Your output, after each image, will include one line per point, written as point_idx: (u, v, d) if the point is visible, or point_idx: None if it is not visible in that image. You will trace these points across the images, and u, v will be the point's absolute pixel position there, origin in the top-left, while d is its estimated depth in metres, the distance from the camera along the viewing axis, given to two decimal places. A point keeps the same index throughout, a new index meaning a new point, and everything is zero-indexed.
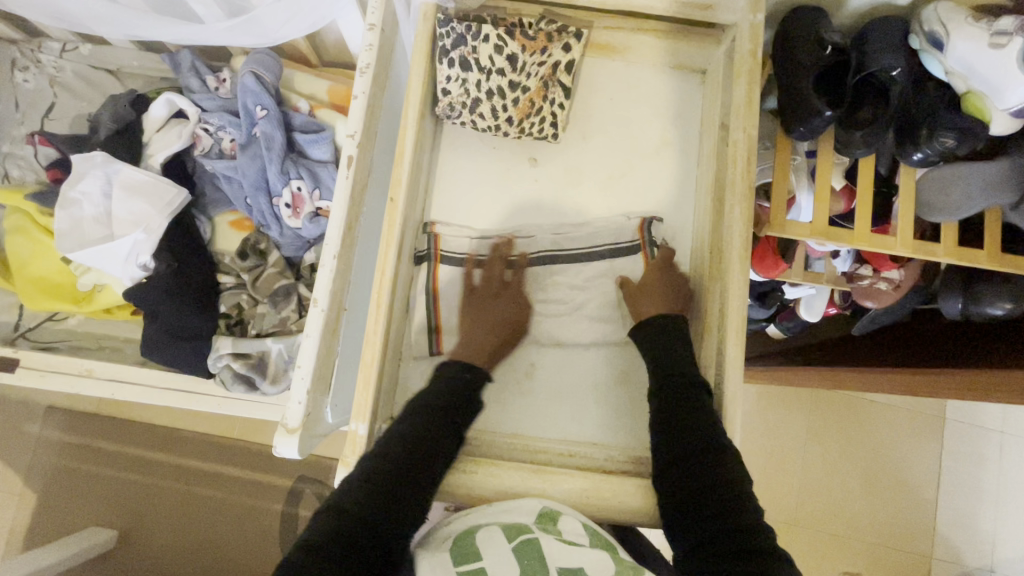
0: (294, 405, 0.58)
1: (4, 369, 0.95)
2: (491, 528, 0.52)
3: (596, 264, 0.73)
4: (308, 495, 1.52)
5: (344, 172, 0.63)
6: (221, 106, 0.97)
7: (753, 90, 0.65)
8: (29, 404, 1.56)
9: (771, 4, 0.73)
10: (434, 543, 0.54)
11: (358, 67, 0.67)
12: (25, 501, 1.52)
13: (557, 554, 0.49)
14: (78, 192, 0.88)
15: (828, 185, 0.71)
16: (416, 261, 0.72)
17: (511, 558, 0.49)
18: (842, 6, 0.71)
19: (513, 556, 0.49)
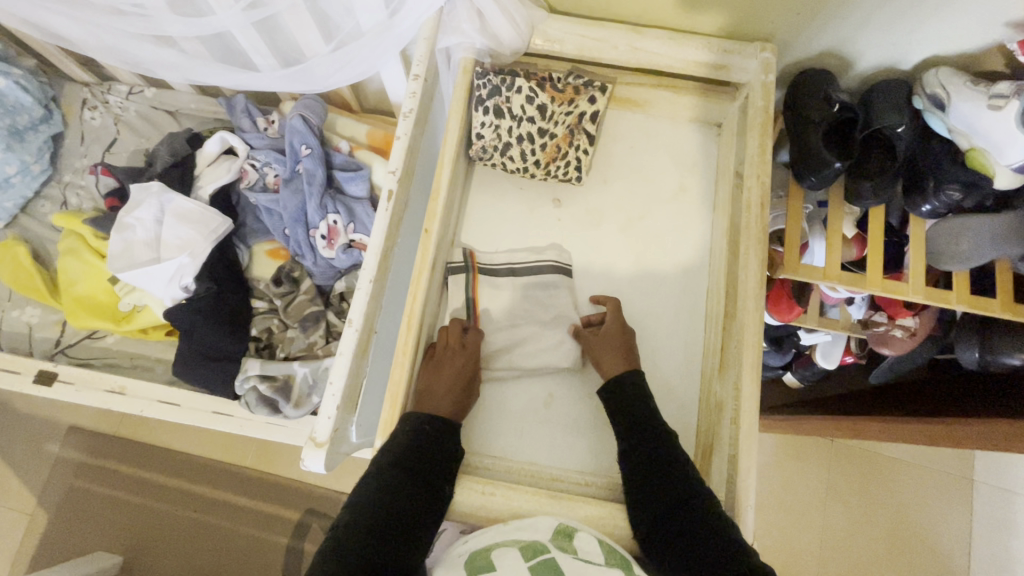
0: (325, 419, 0.61)
1: (42, 382, 1.00)
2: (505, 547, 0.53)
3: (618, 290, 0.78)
4: (315, 529, 1.50)
5: (384, 206, 0.68)
6: (268, 144, 1.05)
7: (765, 142, 0.70)
8: (51, 422, 1.59)
9: (781, 67, 0.79)
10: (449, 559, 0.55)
11: (401, 112, 0.74)
12: (35, 521, 1.52)
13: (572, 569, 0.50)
14: (133, 218, 0.95)
15: (839, 233, 0.75)
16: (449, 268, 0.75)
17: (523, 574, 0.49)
18: (848, 69, 0.77)
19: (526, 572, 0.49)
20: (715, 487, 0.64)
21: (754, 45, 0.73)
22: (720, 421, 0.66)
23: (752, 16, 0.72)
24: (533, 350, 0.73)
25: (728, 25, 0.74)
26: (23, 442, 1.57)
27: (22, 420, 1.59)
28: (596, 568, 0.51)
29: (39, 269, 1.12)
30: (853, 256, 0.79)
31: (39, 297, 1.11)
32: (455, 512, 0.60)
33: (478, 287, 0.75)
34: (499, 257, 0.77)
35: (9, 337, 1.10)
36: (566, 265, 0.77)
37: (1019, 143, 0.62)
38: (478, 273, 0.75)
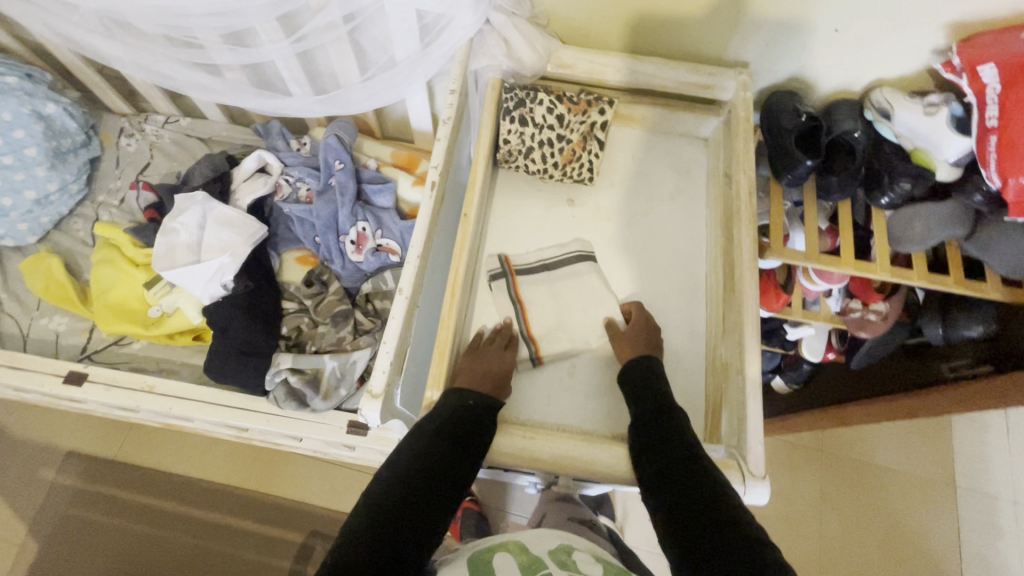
0: (379, 373, 0.67)
1: (71, 382, 1.03)
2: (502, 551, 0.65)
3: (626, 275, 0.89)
4: (319, 551, 1.48)
5: (427, 195, 0.78)
6: (302, 162, 1.16)
7: (749, 145, 0.84)
8: (48, 448, 1.56)
9: (756, 90, 0.94)
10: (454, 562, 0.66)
11: (439, 120, 0.85)
12: (24, 552, 1.47)
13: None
14: (177, 223, 1.03)
15: (815, 223, 0.87)
16: (492, 276, 0.84)
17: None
18: (811, 91, 0.92)
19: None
20: (726, 438, 0.72)
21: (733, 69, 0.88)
22: (727, 378, 0.74)
23: (730, 46, 0.87)
24: (557, 324, 0.82)
25: (710, 54, 0.90)
26: (16, 468, 1.54)
27: (17, 446, 1.55)
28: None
29: (71, 281, 1.17)
30: (828, 245, 0.91)
31: (69, 306, 1.15)
32: (497, 456, 0.67)
33: (520, 289, 0.84)
34: (531, 256, 0.87)
35: (36, 345, 1.13)
36: (590, 252, 0.87)
37: (955, 141, 0.77)
38: (517, 274, 0.85)
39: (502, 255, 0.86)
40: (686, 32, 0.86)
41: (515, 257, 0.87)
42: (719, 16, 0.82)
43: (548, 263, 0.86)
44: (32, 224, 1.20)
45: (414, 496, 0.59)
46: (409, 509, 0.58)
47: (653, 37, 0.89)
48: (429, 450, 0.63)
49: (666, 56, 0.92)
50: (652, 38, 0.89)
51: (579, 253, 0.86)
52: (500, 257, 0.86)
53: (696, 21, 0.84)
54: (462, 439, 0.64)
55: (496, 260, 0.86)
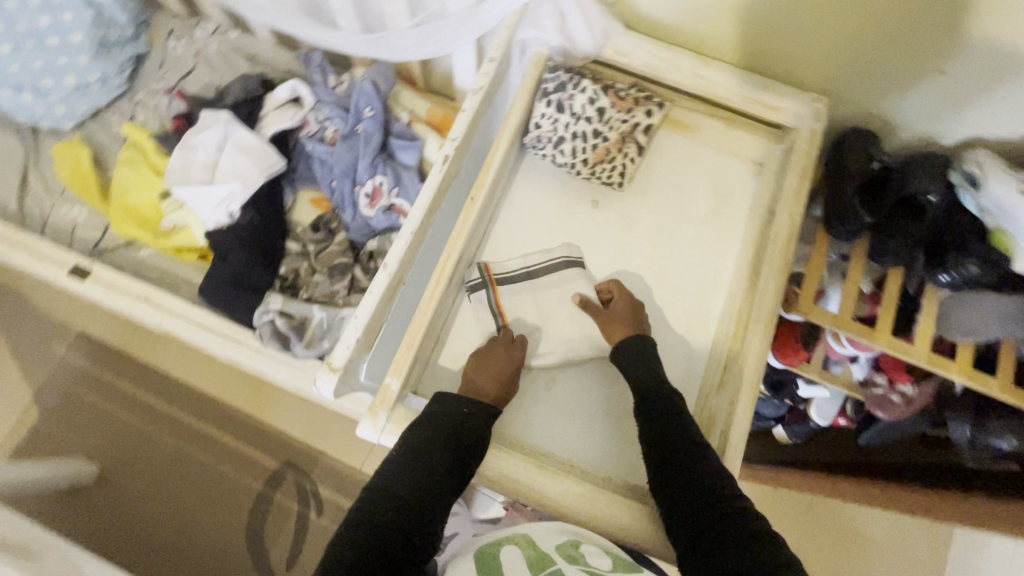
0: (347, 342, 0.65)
1: (76, 276, 1.05)
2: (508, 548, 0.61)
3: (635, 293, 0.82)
4: (288, 481, 1.53)
5: (437, 169, 0.73)
6: (335, 101, 1.11)
7: (803, 184, 0.75)
8: (64, 325, 1.64)
9: (830, 121, 0.83)
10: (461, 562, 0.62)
11: (470, 89, 0.79)
12: (26, 415, 1.56)
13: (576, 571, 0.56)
14: (198, 140, 1.01)
15: (854, 286, 0.79)
16: (472, 288, 0.78)
17: None
18: (894, 135, 0.80)
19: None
20: None
21: (807, 95, 0.78)
22: (710, 433, 0.69)
23: (812, 66, 0.76)
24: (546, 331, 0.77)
25: (787, 72, 0.79)
26: (32, 338, 1.62)
27: (36, 318, 1.64)
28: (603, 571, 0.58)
29: (96, 175, 1.18)
30: (865, 312, 0.82)
31: (90, 199, 1.16)
32: None
33: (500, 297, 0.77)
34: (512, 264, 0.80)
35: (54, 231, 1.16)
36: (575, 256, 0.81)
37: None
38: (498, 286, 0.78)
39: (481, 264, 0.79)
40: (765, 42, 0.76)
41: (496, 266, 0.79)
42: (807, 30, 0.71)
43: (533, 274, 0.79)
44: (70, 111, 1.21)
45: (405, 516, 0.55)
46: (402, 530, 0.54)
47: (726, 41, 0.78)
48: (417, 457, 0.58)
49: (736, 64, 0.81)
50: (726, 41, 0.78)
51: (564, 260, 0.80)
52: (482, 266, 0.79)
53: (779, 32, 0.73)
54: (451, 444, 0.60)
55: (474, 269, 0.79)
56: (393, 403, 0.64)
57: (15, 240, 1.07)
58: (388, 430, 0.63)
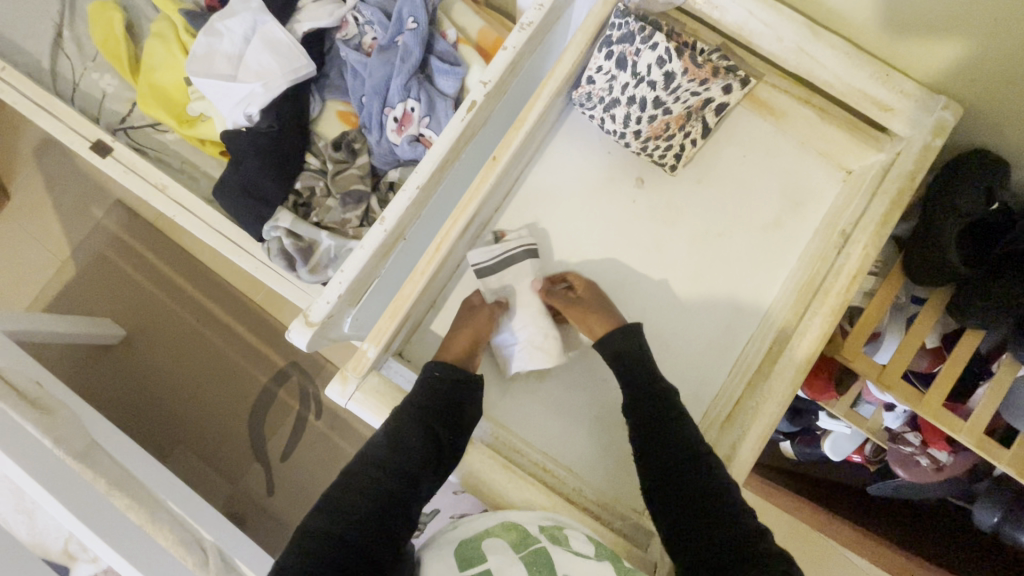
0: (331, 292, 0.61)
1: (97, 152, 1.02)
2: (490, 527, 0.57)
3: (660, 295, 0.73)
4: (293, 382, 1.58)
5: (460, 116, 0.64)
6: (378, 3, 0.98)
7: (893, 212, 0.61)
8: (102, 189, 1.67)
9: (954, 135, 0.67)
10: (440, 541, 0.58)
11: (519, 21, 0.66)
12: (64, 270, 1.64)
13: (563, 562, 0.51)
14: (224, 26, 0.92)
15: (917, 338, 0.67)
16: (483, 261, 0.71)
17: (517, 562, 0.51)
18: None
19: (520, 561, 0.51)
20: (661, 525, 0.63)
21: (936, 99, 0.62)
22: None
23: (957, 65, 0.60)
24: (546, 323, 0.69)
25: (922, 65, 0.62)
26: (74, 196, 1.67)
27: (79, 176, 1.67)
28: (588, 563, 0.52)
29: (127, 43, 1.12)
30: (921, 368, 0.72)
31: (120, 70, 1.11)
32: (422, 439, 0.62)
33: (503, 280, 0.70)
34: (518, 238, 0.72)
35: (83, 97, 1.12)
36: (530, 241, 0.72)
37: None
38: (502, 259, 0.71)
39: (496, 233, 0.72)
40: (901, 21, 0.59)
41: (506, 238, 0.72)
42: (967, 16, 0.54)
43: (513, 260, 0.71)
44: None
45: (394, 493, 0.56)
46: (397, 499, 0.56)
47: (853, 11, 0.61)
48: (402, 432, 0.58)
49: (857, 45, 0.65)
50: (850, 12, 0.61)
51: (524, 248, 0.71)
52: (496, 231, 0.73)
53: (926, 14, 0.56)
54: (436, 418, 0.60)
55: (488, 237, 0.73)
56: (366, 371, 0.61)
57: (42, 101, 1.04)
58: (356, 399, 0.61)
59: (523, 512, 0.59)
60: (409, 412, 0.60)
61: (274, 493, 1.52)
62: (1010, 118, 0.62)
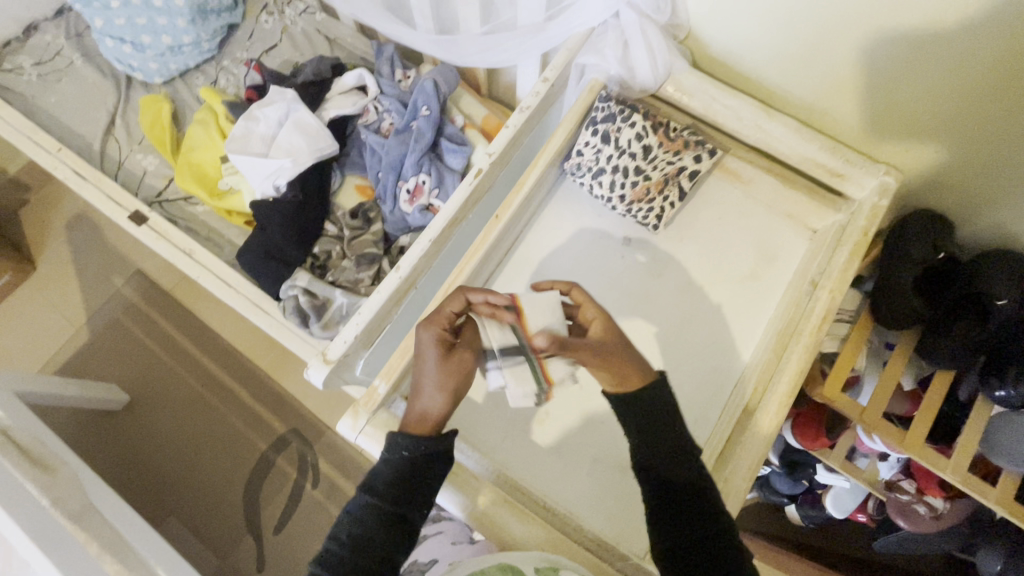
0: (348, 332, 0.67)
1: (134, 220, 1.13)
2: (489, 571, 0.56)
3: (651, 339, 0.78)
4: (292, 449, 1.57)
5: (469, 181, 0.74)
6: (396, 95, 1.13)
7: (853, 263, 0.69)
8: (125, 260, 1.78)
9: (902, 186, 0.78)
10: None
11: (519, 105, 0.78)
12: (78, 336, 1.70)
13: None
14: (261, 113, 1.05)
15: (892, 380, 0.72)
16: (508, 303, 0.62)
17: None
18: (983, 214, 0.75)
19: None
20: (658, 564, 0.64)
21: (878, 166, 0.71)
22: None
23: (925, 165, 0.74)
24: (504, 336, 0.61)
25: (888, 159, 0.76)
26: (97, 266, 1.77)
27: (105, 248, 1.78)
28: None
29: (172, 128, 1.27)
30: (903, 411, 0.76)
31: (161, 151, 1.25)
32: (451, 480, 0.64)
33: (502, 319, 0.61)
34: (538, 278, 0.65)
35: (126, 174, 1.25)
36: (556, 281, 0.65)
37: None
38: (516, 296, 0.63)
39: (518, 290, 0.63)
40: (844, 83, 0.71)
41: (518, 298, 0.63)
42: (933, 116, 0.68)
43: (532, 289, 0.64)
44: (161, 67, 1.30)
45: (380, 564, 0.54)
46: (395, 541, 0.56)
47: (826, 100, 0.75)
48: (391, 479, 0.57)
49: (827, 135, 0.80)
50: (828, 106, 0.76)
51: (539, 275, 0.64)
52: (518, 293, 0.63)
53: (890, 114, 0.71)
54: (401, 504, 0.57)
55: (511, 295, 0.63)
56: (376, 407, 0.65)
57: (91, 177, 1.16)
58: (365, 433, 0.64)
59: (520, 557, 0.58)
60: (396, 456, 0.58)
61: (265, 569, 1.46)
62: (950, 181, 0.74)
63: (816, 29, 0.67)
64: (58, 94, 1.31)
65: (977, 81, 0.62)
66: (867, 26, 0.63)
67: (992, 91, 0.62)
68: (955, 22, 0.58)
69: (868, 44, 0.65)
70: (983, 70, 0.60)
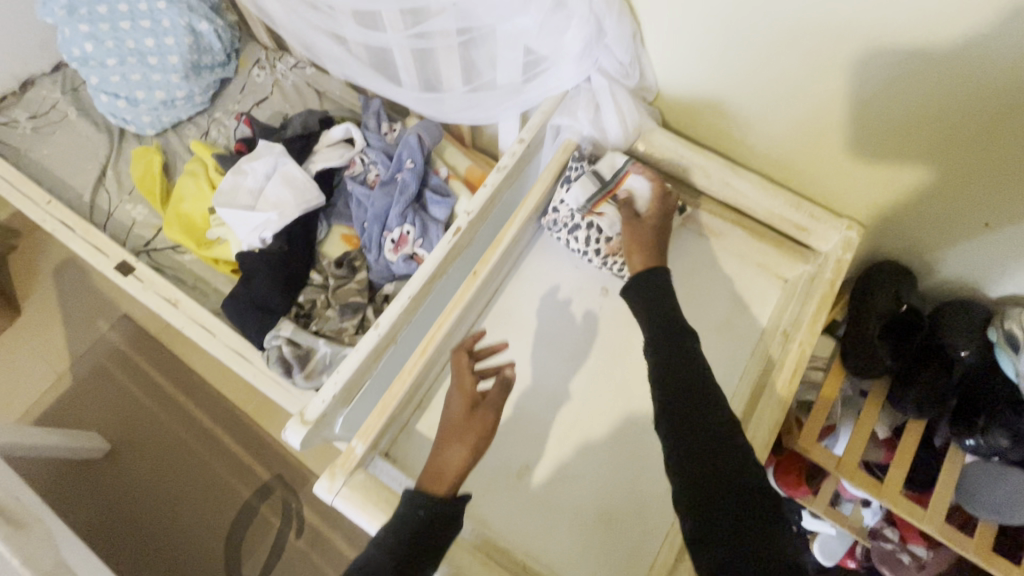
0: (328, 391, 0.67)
1: (120, 271, 1.13)
2: None
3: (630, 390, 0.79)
4: (276, 496, 1.54)
5: (449, 237, 0.75)
6: (382, 147, 1.16)
7: (820, 315, 0.71)
8: (112, 304, 1.77)
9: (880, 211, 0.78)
10: None
11: (497, 164, 0.81)
12: (59, 383, 1.67)
13: None
14: (250, 167, 1.08)
15: (866, 428, 0.73)
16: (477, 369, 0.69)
17: None
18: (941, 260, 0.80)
19: None
20: None
21: (841, 220, 0.74)
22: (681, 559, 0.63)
23: (912, 188, 0.73)
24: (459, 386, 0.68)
25: (874, 184, 0.75)
26: (83, 311, 1.76)
27: (91, 293, 1.78)
28: None
29: (162, 180, 1.29)
30: (879, 459, 0.76)
31: (151, 202, 1.27)
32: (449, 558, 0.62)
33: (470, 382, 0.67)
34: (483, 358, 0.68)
35: (115, 224, 1.27)
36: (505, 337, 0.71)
37: None
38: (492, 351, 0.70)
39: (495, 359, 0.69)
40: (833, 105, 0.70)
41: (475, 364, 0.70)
42: (927, 135, 0.66)
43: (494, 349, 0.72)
44: (154, 120, 1.33)
45: None
46: None
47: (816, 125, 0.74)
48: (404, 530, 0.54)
49: (811, 161, 0.79)
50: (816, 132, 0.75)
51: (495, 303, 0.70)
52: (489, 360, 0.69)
53: (880, 136, 0.70)
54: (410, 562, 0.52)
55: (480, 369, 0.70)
56: (353, 468, 0.64)
57: (79, 228, 1.18)
58: (342, 495, 0.63)
59: None
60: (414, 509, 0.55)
61: None
62: (932, 203, 0.73)
63: (800, 48, 0.66)
64: (52, 146, 1.33)
65: (967, 95, 0.60)
66: (860, 40, 0.62)
67: (988, 112, 0.61)
68: (949, 41, 0.57)
69: (856, 64, 0.64)
70: (975, 84, 0.59)
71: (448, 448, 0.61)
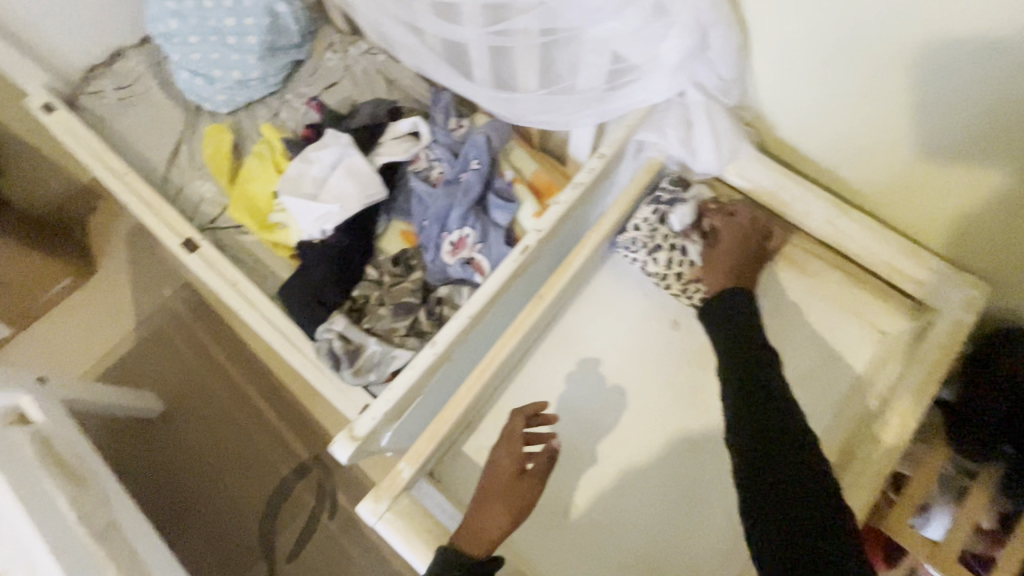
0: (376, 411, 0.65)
1: (186, 247, 1.16)
2: None
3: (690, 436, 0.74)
4: (311, 477, 1.57)
5: (515, 256, 0.71)
6: (448, 144, 1.13)
7: (930, 385, 0.66)
8: (177, 271, 1.84)
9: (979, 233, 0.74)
10: None
11: (572, 179, 0.75)
12: (124, 342, 1.76)
13: None
14: (315, 156, 1.07)
15: (970, 519, 0.67)
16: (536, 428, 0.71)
17: None
18: None
19: None
20: None
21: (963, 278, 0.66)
22: None
23: (1003, 197, 0.68)
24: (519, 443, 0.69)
25: (962, 193, 0.72)
26: (150, 276, 1.84)
27: (159, 259, 1.86)
28: None
29: (231, 159, 1.31)
30: (979, 551, 0.69)
31: (219, 180, 1.29)
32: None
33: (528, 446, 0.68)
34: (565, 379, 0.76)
35: (184, 199, 1.30)
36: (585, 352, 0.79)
37: None
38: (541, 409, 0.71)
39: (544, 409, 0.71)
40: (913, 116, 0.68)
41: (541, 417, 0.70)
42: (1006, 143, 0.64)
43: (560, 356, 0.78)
44: (228, 98, 1.35)
45: None
46: None
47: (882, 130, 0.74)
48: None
49: (902, 184, 0.77)
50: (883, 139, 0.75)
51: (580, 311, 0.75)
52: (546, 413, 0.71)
53: (966, 135, 0.66)
54: None
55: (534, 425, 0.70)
56: (398, 492, 0.63)
57: (152, 202, 1.21)
58: (386, 519, 0.62)
59: None
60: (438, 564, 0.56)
61: None
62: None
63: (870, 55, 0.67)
64: (132, 118, 1.38)
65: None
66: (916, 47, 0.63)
67: None
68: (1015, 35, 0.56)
69: (919, 66, 0.64)
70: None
71: (492, 506, 0.61)
